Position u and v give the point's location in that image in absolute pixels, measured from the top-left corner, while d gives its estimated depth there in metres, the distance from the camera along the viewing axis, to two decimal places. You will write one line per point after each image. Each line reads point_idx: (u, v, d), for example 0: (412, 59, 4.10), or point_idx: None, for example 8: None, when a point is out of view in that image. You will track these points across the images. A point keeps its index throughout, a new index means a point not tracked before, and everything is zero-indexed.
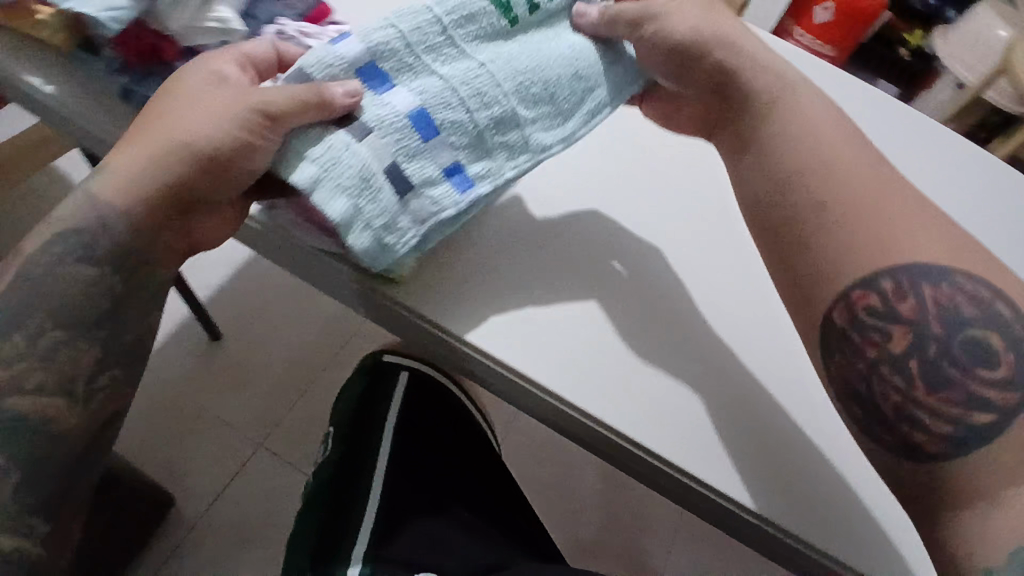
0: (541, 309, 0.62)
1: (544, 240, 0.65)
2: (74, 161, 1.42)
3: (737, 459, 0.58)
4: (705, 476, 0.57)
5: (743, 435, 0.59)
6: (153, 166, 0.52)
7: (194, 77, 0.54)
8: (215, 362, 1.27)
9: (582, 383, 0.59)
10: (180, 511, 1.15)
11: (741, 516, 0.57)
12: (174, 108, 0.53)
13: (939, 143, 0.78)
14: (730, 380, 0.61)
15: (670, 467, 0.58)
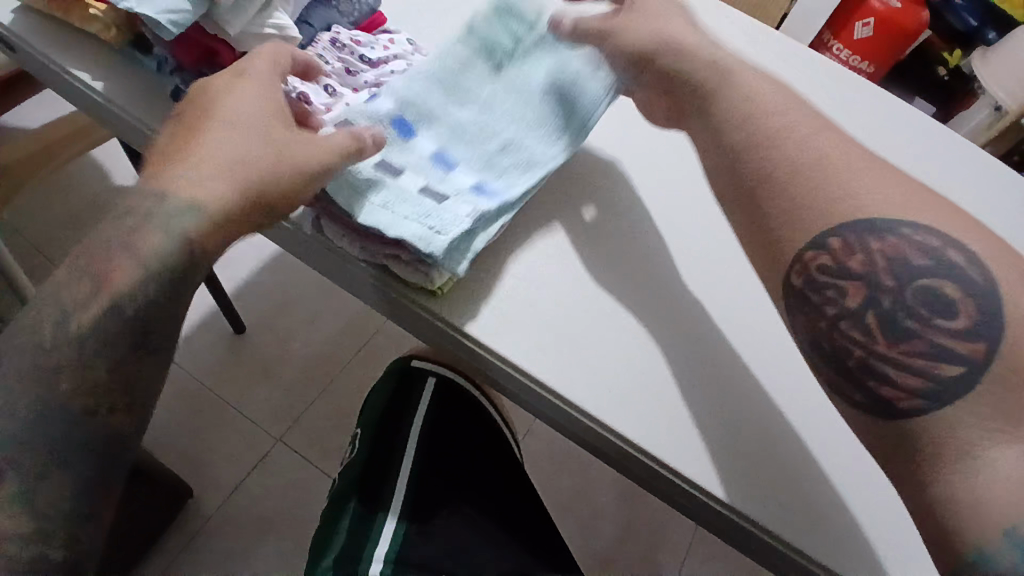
0: (569, 320, 0.60)
1: (579, 256, 0.65)
2: (110, 152, 1.44)
3: (768, 487, 0.56)
4: (746, 508, 0.55)
5: (781, 465, 0.57)
6: (204, 190, 0.50)
7: (229, 98, 0.54)
8: (239, 355, 1.28)
9: (611, 400, 0.57)
10: (200, 502, 1.16)
11: (773, 547, 0.55)
12: (215, 130, 0.53)
13: (955, 163, 0.80)
14: (765, 409, 0.59)
15: (701, 493, 0.55)
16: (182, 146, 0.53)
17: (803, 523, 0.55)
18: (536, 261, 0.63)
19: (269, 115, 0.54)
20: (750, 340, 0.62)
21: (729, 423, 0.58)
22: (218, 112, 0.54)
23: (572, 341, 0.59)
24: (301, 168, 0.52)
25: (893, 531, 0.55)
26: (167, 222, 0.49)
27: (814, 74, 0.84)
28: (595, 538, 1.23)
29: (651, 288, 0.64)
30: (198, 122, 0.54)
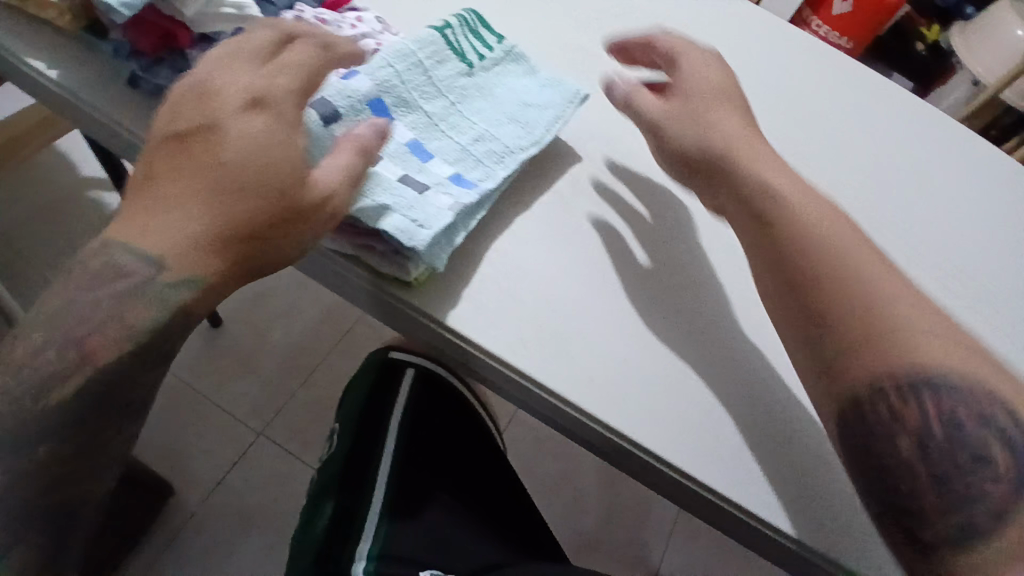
0: (553, 308, 0.59)
1: (558, 243, 0.62)
2: (77, 143, 1.40)
3: (751, 470, 0.55)
4: (741, 499, 0.54)
5: (774, 453, 0.56)
6: (193, 251, 0.48)
7: (232, 123, 0.49)
8: (217, 348, 1.26)
9: (594, 388, 0.56)
10: (180, 497, 1.14)
11: (759, 531, 0.54)
12: (214, 162, 0.49)
13: (947, 154, 0.79)
14: (758, 401, 0.58)
15: (685, 479, 0.55)
16: (175, 179, 0.49)
17: (791, 507, 0.54)
18: (519, 246, 0.61)
19: (273, 139, 0.49)
20: (734, 324, 0.62)
21: (719, 411, 0.57)
22: (217, 140, 0.49)
23: (556, 329, 0.58)
24: (303, 203, 0.49)
25: None
26: (169, 287, 0.47)
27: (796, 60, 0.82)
28: (579, 526, 1.23)
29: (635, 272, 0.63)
30: (194, 149, 0.49)
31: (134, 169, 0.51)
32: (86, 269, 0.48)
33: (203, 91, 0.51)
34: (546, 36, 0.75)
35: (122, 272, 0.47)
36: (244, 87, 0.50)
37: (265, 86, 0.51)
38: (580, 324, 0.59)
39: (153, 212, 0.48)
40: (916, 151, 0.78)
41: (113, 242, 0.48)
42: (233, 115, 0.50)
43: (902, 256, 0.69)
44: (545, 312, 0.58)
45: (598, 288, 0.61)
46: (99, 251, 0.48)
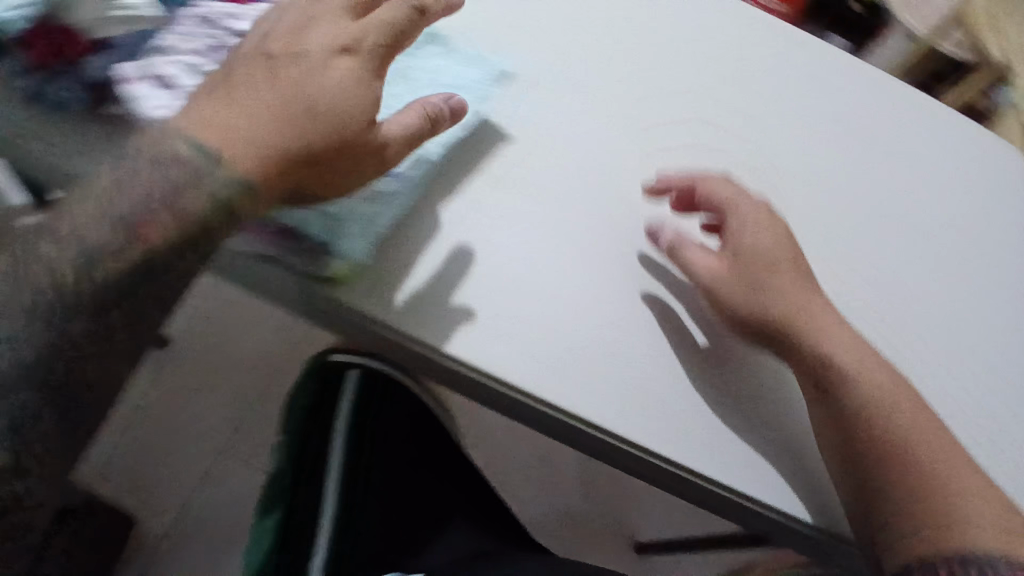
0: (504, 297, 0.57)
1: (511, 229, 0.59)
2: None
3: (710, 442, 0.57)
4: (702, 467, 0.56)
5: (732, 417, 0.58)
6: (267, 150, 0.51)
7: (328, 66, 0.54)
8: (166, 366, 1.19)
9: (544, 373, 0.55)
10: (144, 524, 1.13)
11: (694, 486, 0.57)
12: (303, 90, 0.53)
13: (943, 130, 0.75)
14: (715, 367, 0.60)
15: (632, 446, 0.56)
16: (259, 96, 0.53)
17: (735, 468, 0.57)
18: (470, 234, 0.58)
19: (359, 85, 0.54)
20: (690, 298, 0.61)
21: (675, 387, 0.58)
22: (308, 72, 0.54)
23: (499, 318, 0.56)
24: (367, 147, 0.53)
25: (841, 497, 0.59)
26: (223, 182, 0.51)
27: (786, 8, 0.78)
28: (553, 512, 1.23)
29: (593, 253, 0.60)
30: (287, 79, 0.54)
31: (220, 71, 0.55)
32: (139, 159, 0.50)
33: (302, 30, 0.56)
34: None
35: (178, 160, 0.50)
36: (378, 25, 0.55)
37: (359, 36, 0.55)
38: (535, 312, 0.57)
39: (229, 115, 0.52)
40: (908, 120, 0.74)
41: (180, 132, 0.51)
42: (330, 63, 0.54)
43: (897, 253, 0.67)
44: (495, 304, 0.56)
45: (553, 275, 0.58)
46: (157, 141, 0.51)
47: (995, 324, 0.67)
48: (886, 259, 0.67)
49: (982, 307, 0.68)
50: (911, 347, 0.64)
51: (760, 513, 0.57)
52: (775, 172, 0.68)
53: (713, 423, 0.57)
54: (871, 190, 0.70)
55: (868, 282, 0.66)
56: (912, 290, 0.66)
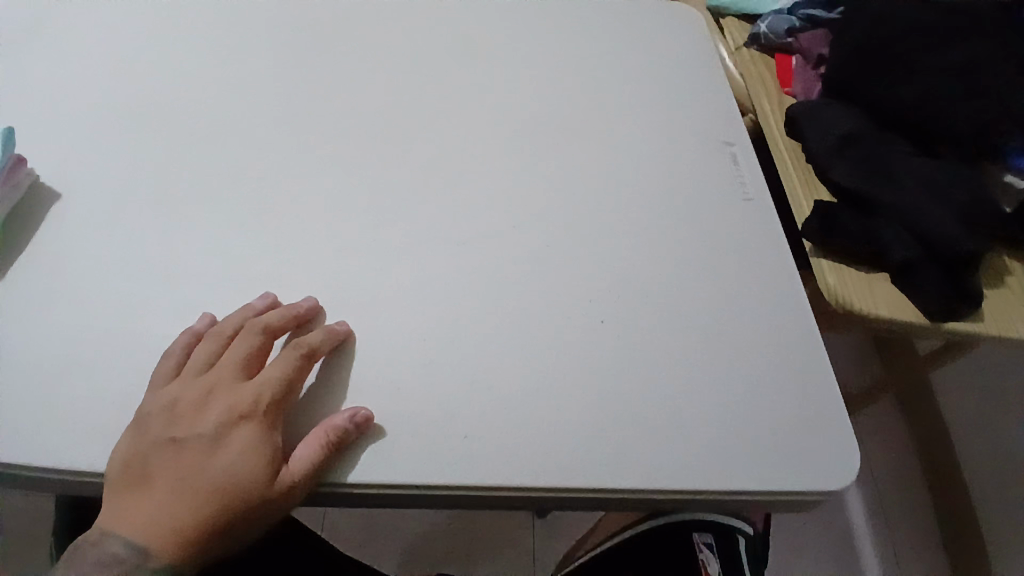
0: (74, 375, 0.45)
1: (205, 206, 0.53)
2: None
3: (496, 462, 0.45)
4: (484, 468, 0.45)
5: (539, 437, 0.46)
6: (198, 493, 0.40)
7: (209, 416, 0.42)
8: None
9: (85, 441, 0.43)
10: None
11: (347, 493, 0.44)
12: (194, 466, 0.41)
13: (775, 95, 0.68)
14: (483, 407, 0.47)
15: (381, 488, 0.44)
16: (164, 455, 0.41)
17: (483, 444, 0.46)
18: (16, 262, 0.49)
19: (262, 430, 0.42)
20: (379, 300, 0.50)
21: (442, 400, 0.47)
22: (198, 435, 0.41)
23: (3, 410, 0.43)
24: (274, 506, 0.41)
25: (683, 470, 0.47)
26: (180, 535, 0.39)
27: (570, 31, 0.70)
28: (401, 544, 0.95)
29: (208, 278, 0.50)
30: (184, 452, 0.41)
31: (113, 455, 0.41)
32: (78, 565, 0.39)
33: (211, 393, 0.43)
34: (139, 80, 0.59)
35: (116, 565, 0.39)
36: (277, 373, 0.44)
37: (260, 383, 0.43)
38: (99, 381, 0.45)
39: (165, 501, 0.40)
40: (705, 71, 0.68)
41: (110, 521, 0.39)
42: (273, 383, 0.43)
43: (766, 252, 0.58)
44: (80, 372, 0.45)
45: (214, 282, 0.50)
46: (92, 539, 0.39)
47: (686, 184, 0.60)
48: (745, 241, 0.58)
49: (645, 196, 0.59)
50: (832, 434, 0.50)
51: (514, 493, 0.45)
52: (399, 162, 0.57)
53: (396, 410, 0.46)
54: (684, 149, 0.62)
55: (757, 264, 0.57)
56: (734, 201, 0.60)
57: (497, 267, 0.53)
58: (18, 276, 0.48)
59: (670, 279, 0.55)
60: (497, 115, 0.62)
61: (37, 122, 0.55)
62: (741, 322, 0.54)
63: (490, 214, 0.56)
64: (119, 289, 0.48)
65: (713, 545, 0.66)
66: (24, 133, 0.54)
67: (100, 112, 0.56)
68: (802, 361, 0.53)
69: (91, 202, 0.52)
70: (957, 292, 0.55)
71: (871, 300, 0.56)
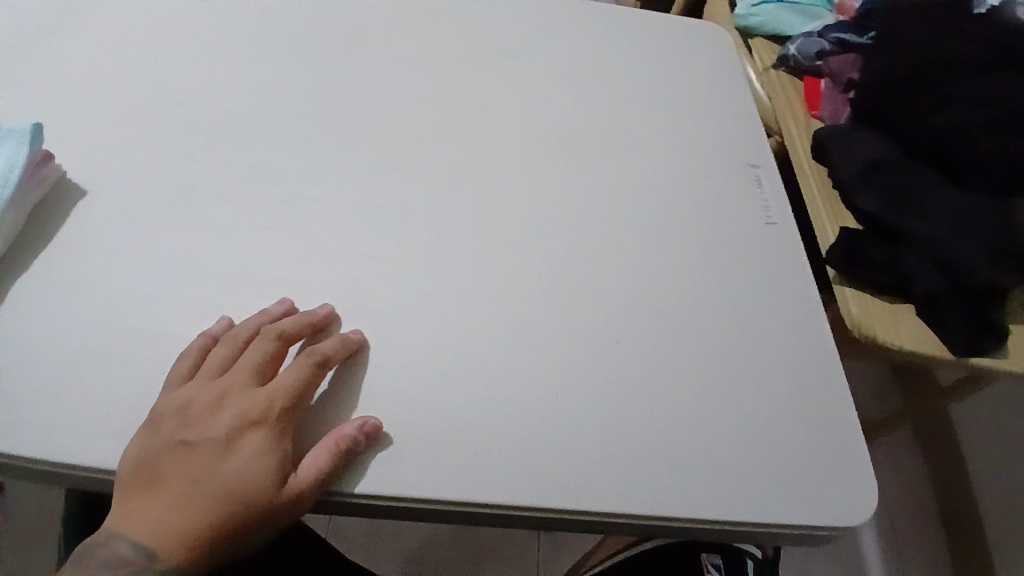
0: (90, 371, 0.45)
1: (227, 208, 0.53)
2: None
3: (507, 480, 0.45)
4: (494, 486, 0.44)
5: (551, 456, 0.46)
6: (207, 497, 0.40)
7: (222, 419, 0.42)
8: None
9: (97, 438, 0.43)
10: None
11: (355, 503, 0.44)
12: (204, 469, 0.40)
13: (801, 118, 0.67)
14: (496, 423, 0.47)
15: (389, 501, 0.44)
16: (174, 456, 0.41)
17: (493, 460, 0.45)
18: (38, 257, 0.49)
19: (273, 436, 0.42)
20: (395, 309, 0.50)
21: (454, 413, 0.46)
22: (210, 438, 0.41)
23: (18, 403, 0.43)
24: (282, 513, 0.41)
25: (695, 497, 0.46)
26: (187, 539, 0.39)
27: (597, 46, 0.69)
28: (400, 554, 0.92)
29: (226, 279, 0.50)
30: (194, 454, 0.41)
31: (125, 454, 0.41)
32: (83, 566, 0.39)
33: (225, 396, 0.43)
34: (169, 80, 0.59)
35: (121, 567, 0.38)
36: (291, 379, 0.44)
37: (273, 388, 0.43)
38: (114, 378, 0.45)
39: (174, 503, 0.40)
40: (730, 92, 0.68)
41: (118, 522, 0.39)
42: (286, 389, 0.43)
43: (786, 277, 0.57)
44: (95, 368, 0.45)
45: (234, 286, 0.50)
46: (99, 540, 0.39)
47: (708, 205, 0.60)
48: (766, 264, 0.57)
49: (666, 214, 0.59)
50: (847, 466, 0.49)
51: (523, 513, 0.44)
52: (421, 171, 0.57)
53: (407, 422, 0.46)
54: (707, 169, 0.62)
55: (777, 289, 0.56)
56: (756, 223, 0.59)
57: (515, 281, 0.53)
58: (40, 269, 0.49)
59: (689, 300, 0.54)
60: (520, 128, 0.62)
61: (65, 118, 0.56)
62: (759, 347, 0.53)
63: (511, 228, 0.56)
64: (137, 287, 0.49)
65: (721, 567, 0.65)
66: (52, 129, 0.55)
67: (127, 110, 0.57)
68: (822, 390, 0.52)
69: (114, 199, 0.52)
70: (982, 326, 0.54)
71: (893, 331, 0.55)
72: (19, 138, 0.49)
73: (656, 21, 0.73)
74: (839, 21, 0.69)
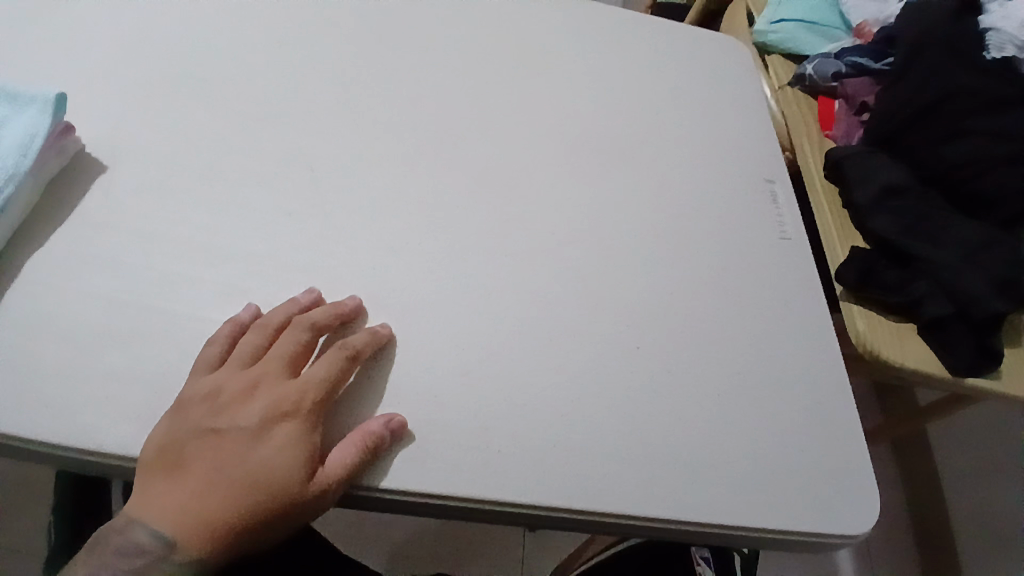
0: (110, 353, 0.44)
1: (255, 192, 0.52)
2: None
3: (529, 480, 0.45)
4: (518, 485, 0.45)
5: (573, 459, 0.46)
6: (233, 487, 0.39)
7: (252, 408, 0.42)
8: None
9: (116, 421, 0.42)
10: None
11: (377, 497, 0.44)
12: (230, 459, 0.40)
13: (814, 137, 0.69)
14: (520, 424, 0.47)
15: (413, 496, 0.44)
16: (202, 445, 0.40)
17: (516, 461, 0.46)
18: (55, 230, 0.48)
19: (301, 429, 0.42)
20: (422, 304, 0.50)
21: (478, 412, 0.47)
22: (239, 427, 0.41)
23: (35, 382, 0.42)
24: (304, 508, 0.41)
25: (710, 502, 0.47)
26: (209, 528, 0.39)
27: (621, 53, 0.70)
28: (389, 548, 0.90)
29: (252, 265, 0.49)
30: (223, 443, 0.40)
31: (149, 438, 0.41)
32: (102, 553, 0.39)
33: (256, 386, 0.43)
34: (195, 57, 0.58)
35: (140, 555, 0.38)
36: (323, 371, 0.43)
37: (304, 382, 0.43)
38: (136, 359, 0.44)
39: (197, 493, 0.39)
40: (747, 107, 0.69)
41: (138, 508, 0.39)
42: (318, 383, 0.43)
43: (797, 291, 0.58)
44: (117, 348, 0.44)
45: (261, 272, 0.49)
46: (117, 526, 0.39)
47: (725, 216, 0.61)
48: (777, 278, 0.59)
49: (686, 225, 0.60)
50: (852, 478, 0.51)
51: (544, 512, 0.45)
52: (449, 167, 0.57)
53: (432, 420, 0.46)
54: (724, 181, 0.63)
55: (787, 302, 0.58)
56: (768, 237, 0.61)
57: (541, 282, 0.53)
58: (54, 244, 0.47)
59: (707, 310, 0.55)
60: (547, 129, 0.62)
61: (86, 87, 0.54)
62: (771, 360, 0.54)
63: (538, 229, 0.56)
64: (160, 268, 0.48)
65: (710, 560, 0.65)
66: (71, 100, 0.54)
67: (151, 85, 0.56)
68: (830, 405, 0.54)
69: (133, 177, 0.51)
70: (980, 351, 0.56)
71: (896, 350, 0.57)
72: (41, 105, 0.48)
73: (678, 31, 0.74)
74: (857, 45, 0.71)
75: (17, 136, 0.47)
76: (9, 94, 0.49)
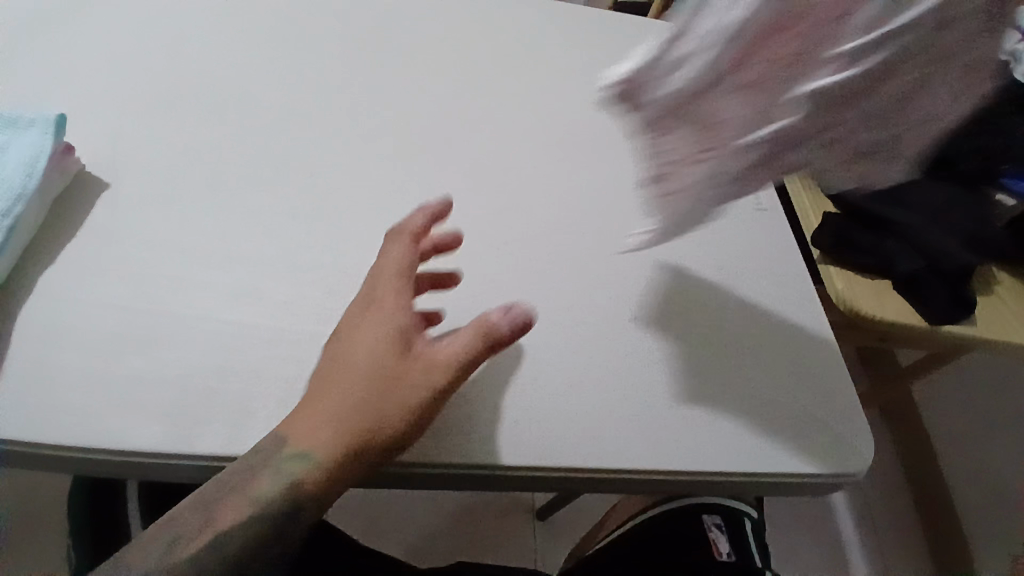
0: (130, 357, 0.46)
1: (258, 195, 0.54)
2: None
3: (545, 447, 0.47)
4: (534, 452, 0.47)
5: (584, 424, 0.49)
6: (347, 378, 0.43)
7: (365, 313, 0.46)
8: None
9: (140, 421, 0.44)
10: None
11: (402, 472, 0.46)
12: (346, 356, 0.44)
13: None
14: (531, 395, 0.49)
15: (437, 468, 0.46)
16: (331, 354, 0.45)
17: (529, 431, 0.48)
18: (64, 246, 0.49)
19: (403, 320, 0.45)
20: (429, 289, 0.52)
21: (490, 387, 0.49)
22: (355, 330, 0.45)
23: (59, 391, 0.44)
24: (416, 383, 0.43)
25: (715, 457, 0.49)
26: (323, 421, 0.42)
27: (594, 47, 0.73)
28: (409, 540, 0.91)
29: (260, 265, 0.51)
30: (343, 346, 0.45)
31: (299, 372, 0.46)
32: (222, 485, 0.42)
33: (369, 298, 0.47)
34: (189, 70, 0.60)
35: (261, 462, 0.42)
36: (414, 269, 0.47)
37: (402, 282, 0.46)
38: (155, 362, 0.46)
39: (317, 404, 0.42)
40: None
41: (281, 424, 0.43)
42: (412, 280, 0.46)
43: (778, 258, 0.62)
44: (137, 351, 0.46)
45: (271, 268, 0.51)
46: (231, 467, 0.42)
47: None
48: (758, 247, 0.62)
49: None
50: (845, 422, 0.53)
51: (561, 475, 0.47)
52: (442, 161, 0.60)
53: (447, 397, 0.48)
54: None
55: (769, 269, 0.61)
56: (746, 210, 0.64)
57: (539, 262, 0.56)
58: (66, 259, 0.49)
59: (697, 280, 0.58)
60: (532, 119, 0.65)
61: (82, 106, 0.56)
62: (759, 323, 0.57)
63: (532, 213, 0.59)
64: (172, 272, 0.50)
65: (723, 527, 0.67)
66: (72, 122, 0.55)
67: (149, 101, 0.58)
68: (820, 357, 0.56)
69: (137, 191, 0.53)
70: (954, 299, 0.60)
71: (875, 305, 0.60)
72: (42, 126, 0.50)
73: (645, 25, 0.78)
74: None
75: (22, 157, 0.48)
76: (9, 118, 0.50)
